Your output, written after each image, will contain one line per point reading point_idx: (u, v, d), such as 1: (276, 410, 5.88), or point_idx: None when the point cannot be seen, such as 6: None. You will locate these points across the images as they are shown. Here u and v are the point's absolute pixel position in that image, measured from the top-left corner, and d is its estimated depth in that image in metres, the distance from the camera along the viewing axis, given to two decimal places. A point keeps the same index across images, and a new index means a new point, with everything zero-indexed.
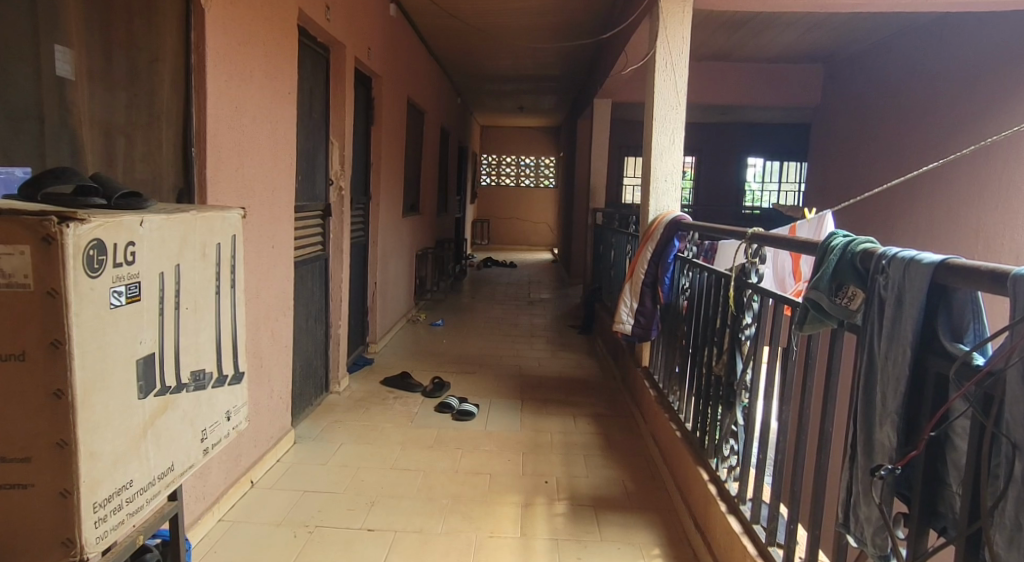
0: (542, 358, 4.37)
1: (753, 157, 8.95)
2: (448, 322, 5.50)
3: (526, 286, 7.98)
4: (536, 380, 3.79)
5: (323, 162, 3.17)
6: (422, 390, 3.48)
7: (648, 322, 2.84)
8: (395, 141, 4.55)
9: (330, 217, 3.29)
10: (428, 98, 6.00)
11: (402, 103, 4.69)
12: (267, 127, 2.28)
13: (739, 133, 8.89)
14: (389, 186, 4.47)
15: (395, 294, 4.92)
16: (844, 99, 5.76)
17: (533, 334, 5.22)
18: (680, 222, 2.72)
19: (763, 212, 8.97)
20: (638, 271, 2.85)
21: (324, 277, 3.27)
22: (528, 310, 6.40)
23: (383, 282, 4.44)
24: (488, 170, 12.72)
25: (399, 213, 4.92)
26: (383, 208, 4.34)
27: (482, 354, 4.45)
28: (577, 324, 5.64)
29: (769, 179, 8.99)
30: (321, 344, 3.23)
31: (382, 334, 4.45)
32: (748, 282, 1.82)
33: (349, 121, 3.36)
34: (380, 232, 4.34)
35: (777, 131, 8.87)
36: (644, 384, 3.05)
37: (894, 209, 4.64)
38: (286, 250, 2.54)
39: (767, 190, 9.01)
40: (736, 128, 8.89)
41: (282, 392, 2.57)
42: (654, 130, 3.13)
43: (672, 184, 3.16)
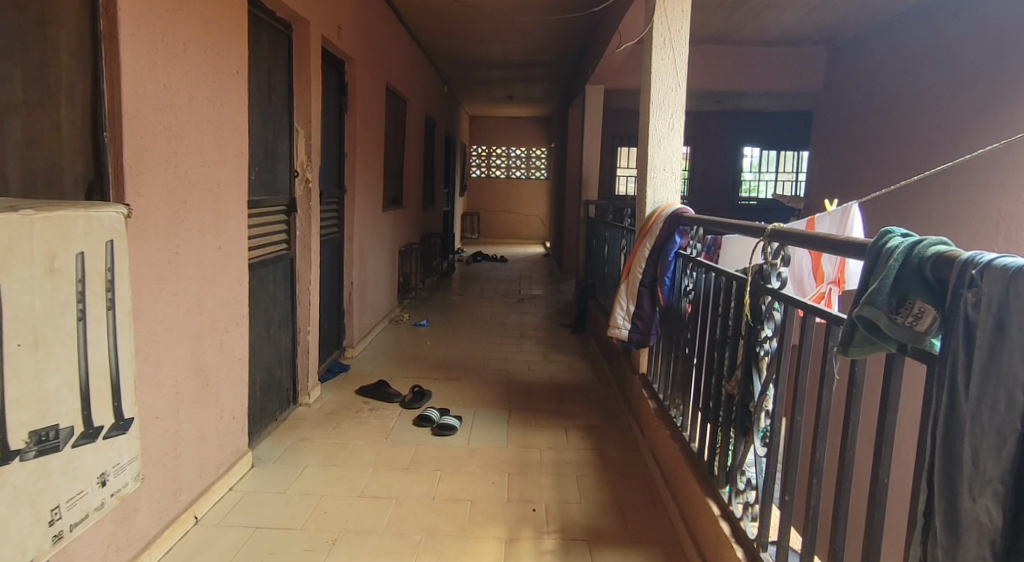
0: (533, 362, 4.09)
1: (749, 146, 8.69)
2: (433, 322, 5.22)
3: (517, 281, 7.69)
4: (526, 387, 3.51)
5: (286, 152, 2.87)
6: (400, 401, 3.20)
7: (646, 326, 2.58)
8: (372, 131, 4.25)
9: (296, 213, 3.00)
10: (411, 85, 5.69)
11: (380, 89, 4.38)
12: (208, 111, 1.98)
13: (735, 121, 8.61)
14: (367, 180, 4.17)
15: (376, 294, 4.63)
16: (849, 83, 5.49)
17: (523, 334, 4.94)
18: (681, 215, 2.43)
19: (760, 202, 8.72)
20: (635, 269, 2.58)
21: (290, 279, 2.97)
22: (518, 307, 6.12)
23: (361, 281, 4.16)
24: (478, 161, 12.42)
25: (379, 208, 4.62)
26: (359, 202, 4.04)
27: (468, 358, 4.16)
28: (570, 322, 5.37)
29: (765, 168, 8.75)
30: (287, 353, 2.95)
31: (361, 337, 4.17)
32: (768, 287, 1.53)
33: (317, 107, 3.06)
34: (357, 228, 4.04)
35: (774, 119, 8.61)
36: (642, 394, 2.77)
37: (905, 198, 4.39)
38: (237, 252, 2.25)
39: (763, 180, 8.77)
40: (732, 116, 8.62)
41: (235, 411, 2.28)
42: (651, 114, 2.83)
43: (671, 174, 2.88)
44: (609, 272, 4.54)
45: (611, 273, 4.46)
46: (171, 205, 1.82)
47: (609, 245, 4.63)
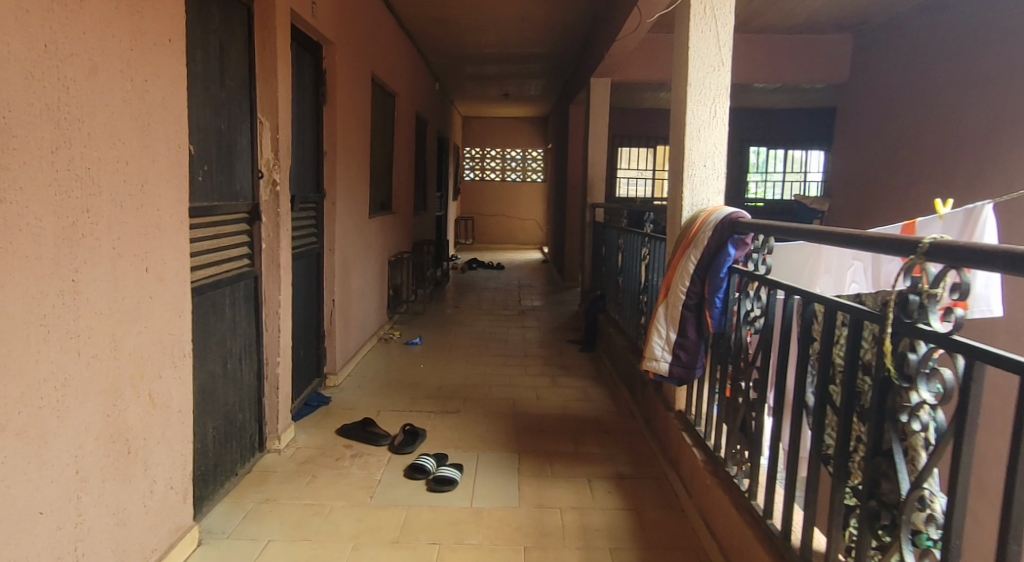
0: (540, 388, 3.59)
1: (756, 146, 8.25)
2: (427, 340, 4.71)
3: (515, 291, 7.19)
4: (537, 423, 3.01)
5: (245, 148, 2.36)
6: (389, 443, 2.70)
7: (690, 359, 2.10)
8: (356, 127, 3.74)
9: (260, 221, 2.49)
10: (400, 79, 5.20)
11: (364, 80, 3.88)
12: (122, 89, 1.47)
13: (742, 120, 8.20)
14: (350, 183, 3.67)
15: (362, 311, 4.12)
16: (880, 73, 5.05)
17: (527, 354, 4.45)
18: (739, 221, 1.95)
19: (767, 204, 8.28)
20: (677, 287, 2.10)
21: (254, 302, 2.46)
22: (519, 321, 5.61)
23: (344, 298, 3.65)
24: (472, 164, 11.94)
25: (365, 215, 4.12)
26: (341, 207, 3.53)
27: (467, 384, 3.66)
28: (577, 338, 4.88)
29: (772, 169, 8.28)
30: (251, 392, 2.44)
31: (345, 363, 3.66)
32: (920, 328, 1.05)
33: (286, 94, 2.55)
34: (339, 238, 3.54)
35: (781, 116, 8.19)
36: (683, 439, 2.28)
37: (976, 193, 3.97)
38: (173, 274, 1.74)
39: (770, 181, 8.30)
40: (738, 115, 8.21)
41: (174, 480, 1.76)
42: (688, 99, 2.35)
43: (713, 171, 2.40)
44: (624, 284, 4.05)
45: (627, 285, 3.96)
46: (64, 213, 1.30)
47: (623, 253, 4.13)
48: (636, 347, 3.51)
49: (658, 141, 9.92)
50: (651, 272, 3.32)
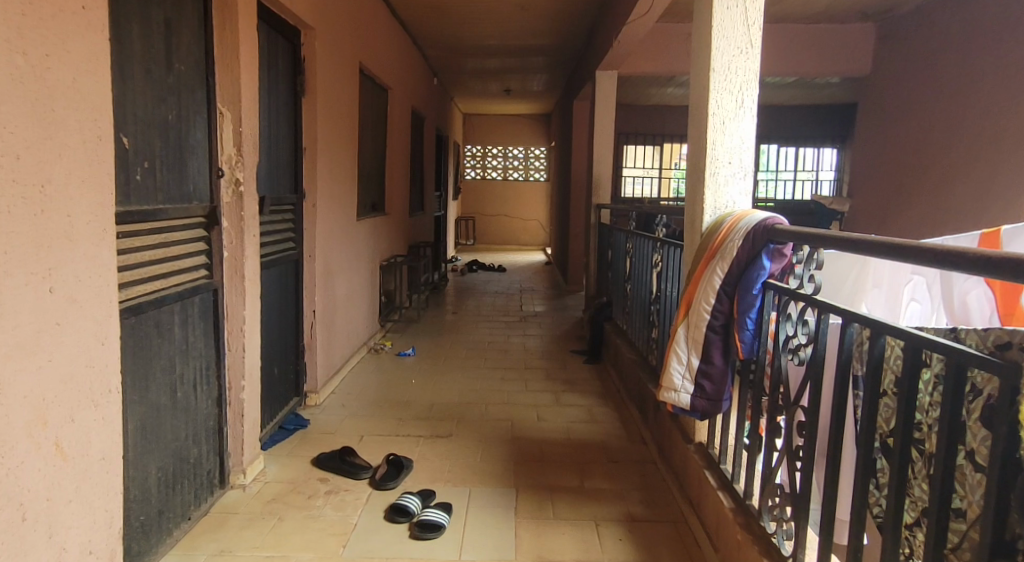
0: (542, 408, 3.28)
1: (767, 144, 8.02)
2: (420, 351, 4.40)
3: (517, 295, 6.88)
4: (537, 451, 2.70)
5: (200, 142, 2.06)
6: (370, 477, 2.39)
7: (716, 391, 1.78)
8: (341, 121, 3.44)
9: (220, 226, 2.18)
10: (393, 71, 4.89)
11: (350, 71, 3.57)
12: (8, 65, 1.17)
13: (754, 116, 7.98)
14: (333, 182, 3.36)
15: (350, 321, 3.84)
16: (907, 64, 4.71)
17: (528, 366, 4.13)
18: (774, 229, 1.63)
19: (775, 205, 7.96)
20: (700, 305, 1.79)
21: (212, 319, 2.15)
22: (520, 328, 5.30)
23: (327, 308, 3.35)
24: (473, 163, 11.63)
25: (353, 217, 3.82)
26: (323, 209, 3.22)
27: (462, 402, 3.35)
28: (582, 347, 4.56)
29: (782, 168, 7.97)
30: (209, 422, 2.13)
31: (329, 379, 3.37)
32: None
33: (251, 80, 2.24)
34: (322, 242, 3.23)
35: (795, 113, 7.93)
36: (707, 480, 1.95)
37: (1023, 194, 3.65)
38: (92, 294, 1.43)
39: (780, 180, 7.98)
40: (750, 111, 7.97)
41: (96, 542, 1.46)
42: (710, 86, 2.04)
43: (739, 170, 2.08)
44: (633, 292, 3.74)
45: (636, 293, 3.65)
46: None
47: (632, 258, 3.82)
48: (647, 363, 3.19)
49: (664, 138, 9.64)
50: (664, 281, 3.01)
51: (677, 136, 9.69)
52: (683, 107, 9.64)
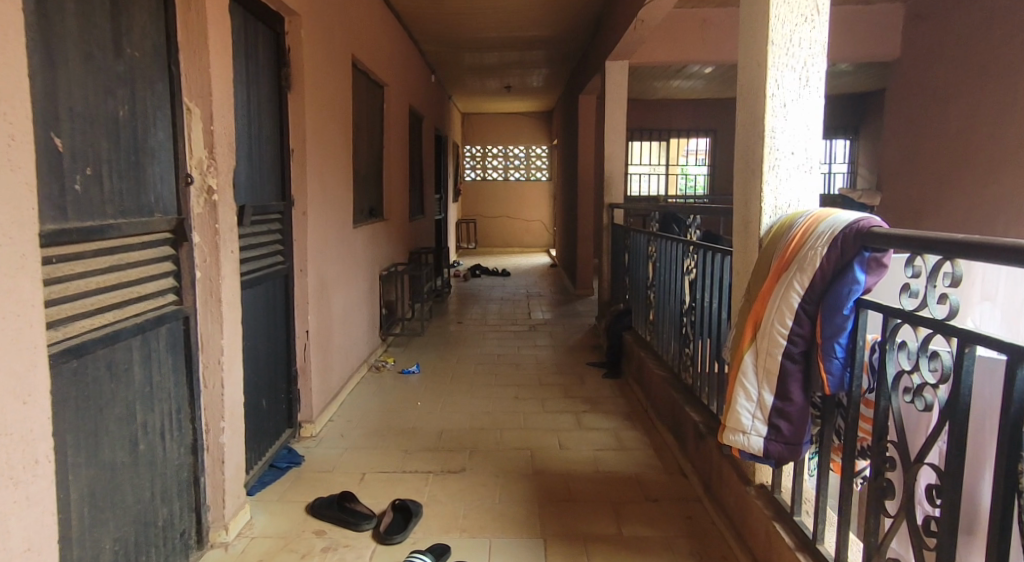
0: (562, 432, 2.96)
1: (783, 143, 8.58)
2: (425, 367, 4.08)
3: (524, 301, 6.56)
4: (563, 488, 2.37)
5: (162, 143, 1.72)
6: (374, 528, 2.06)
7: (796, 434, 1.45)
8: (332, 118, 3.10)
9: (191, 242, 1.85)
10: (388, 66, 4.56)
11: (341, 63, 3.24)
12: None
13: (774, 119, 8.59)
14: (326, 188, 3.03)
15: (348, 340, 3.51)
16: (940, 46, 4.40)
17: (542, 381, 3.81)
18: (870, 232, 1.30)
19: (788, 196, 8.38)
20: (772, 328, 1.46)
21: (184, 353, 1.82)
22: (530, 338, 4.97)
23: (323, 327, 3.02)
24: (472, 164, 11.32)
25: (348, 225, 3.49)
26: (314, 217, 2.89)
27: (474, 427, 3.03)
28: (599, 359, 4.24)
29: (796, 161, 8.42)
30: (182, 474, 1.80)
31: (326, 406, 3.05)
32: None
33: (225, 70, 1.91)
34: (314, 254, 2.90)
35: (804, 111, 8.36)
36: (779, 536, 1.62)
37: None
38: (6, 340, 1.10)
39: None
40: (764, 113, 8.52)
41: None
42: (767, 62, 1.71)
43: (804, 161, 1.75)
44: (660, 298, 3.42)
45: (663, 301, 3.34)
46: None
47: (656, 261, 3.51)
48: (681, 381, 2.87)
49: (670, 133, 9.51)
50: (700, 289, 2.69)
51: (683, 130, 9.52)
52: (688, 101, 9.41)
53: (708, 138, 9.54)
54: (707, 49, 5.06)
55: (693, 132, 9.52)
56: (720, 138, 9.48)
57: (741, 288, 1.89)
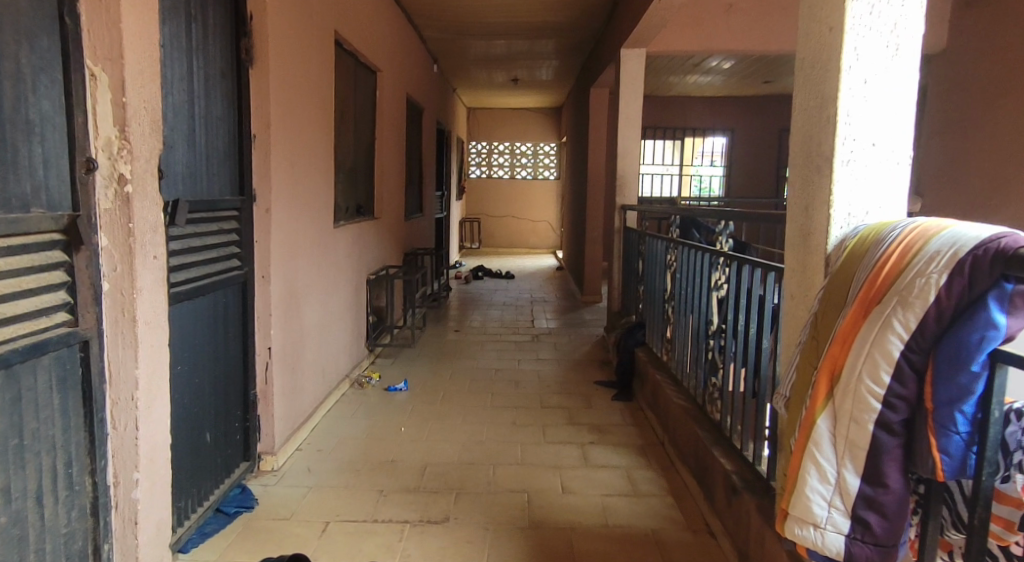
0: (565, 470, 2.55)
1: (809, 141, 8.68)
2: (414, 384, 3.68)
3: (527, 308, 6.15)
4: (563, 548, 1.96)
5: (49, 117, 1.32)
6: None
7: (893, 535, 1.03)
8: (306, 101, 2.69)
9: (93, 245, 1.44)
10: (381, 49, 4.17)
11: (320, 39, 2.84)
12: None
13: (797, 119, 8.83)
14: (297, 181, 2.63)
15: (324, 355, 3.12)
16: (998, 36, 3.95)
17: (543, 403, 3.40)
18: (1018, 255, 0.88)
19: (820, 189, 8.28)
20: (860, 386, 1.04)
21: (83, 388, 1.42)
22: (533, 350, 4.56)
23: (291, 343, 2.63)
24: (478, 161, 10.92)
25: (327, 225, 3.09)
26: (281, 215, 2.49)
27: (463, 461, 2.62)
28: (608, 378, 3.83)
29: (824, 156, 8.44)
30: (73, 545, 1.40)
31: (293, 433, 2.66)
32: None
33: (143, 27, 1.50)
34: (280, 258, 2.50)
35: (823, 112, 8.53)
36: None
37: None
38: None
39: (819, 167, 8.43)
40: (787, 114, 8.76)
41: None
42: (843, 26, 1.28)
43: (890, 157, 1.33)
44: (681, 316, 2.99)
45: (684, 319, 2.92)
46: None
47: (677, 272, 3.08)
48: (708, 416, 2.46)
49: (685, 132, 9.08)
50: (732, 311, 2.27)
51: (698, 128, 9.09)
52: (705, 97, 8.97)
53: (725, 137, 9.10)
54: (731, 37, 4.64)
55: (710, 131, 9.09)
56: (737, 136, 9.05)
57: (798, 318, 1.47)
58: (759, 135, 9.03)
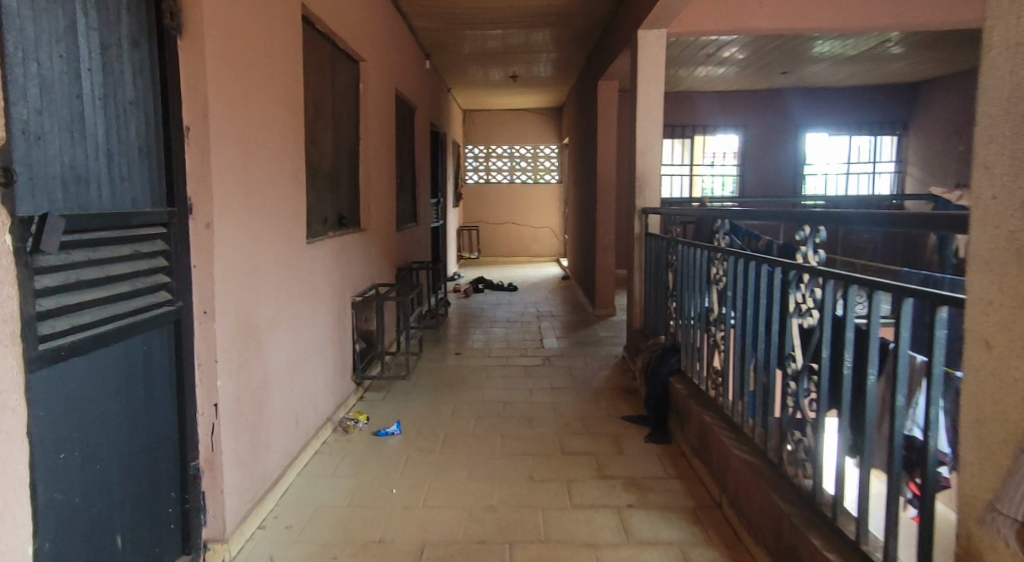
0: (602, 551, 1.97)
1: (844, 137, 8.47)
2: (408, 425, 3.11)
3: (534, 324, 5.58)
4: None
5: None
6: None
7: None
8: (263, 85, 2.15)
9: None
10: (363, 35, 3.65)
11: (281, 9, 2.30)
12: None
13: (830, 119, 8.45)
14: (252, 186, 2.08)
15: (297, 400, 2.55)
16: None
17: (563, 447, 2.84)
18: None
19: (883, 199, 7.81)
20: None
21: None
22: (545, 376, 3.99)
23: (250, 394, 2.07)
24: (475, 165, 10.39)
25: (297, 240, 2.53)
26: (230, 229, 1.93)
27: (469, 540, 2.05)
28: (637, 412, 3.27)
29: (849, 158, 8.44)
30: None
31: (253, 508, 2.09)
32: None
33: None
34: (229, 287, 1.93)
35: (864, 109, 8.36)
36: None
37: None
38: None
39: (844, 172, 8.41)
40: (822, 113, 8.44)
41: None
42: None
43: None
44: (739, 343, 2.43)
45: (744, 349, 2.35)
46: None
47: (729, 288, 2.51)
48: (790, 482, 1.88)
49: (695, 130, 8.59)
50: (830, 345, 1.70)
51: (708, 125, 8.59)
52: (714, 92, 8.49)
53: (737, 135, 8.60)
54: (759, 16, 4.13)
55: (720, 128, 8.59)
56: (750, 134, 8.53)
57: (1022, 385, 0.90)
58: (773, 131, 8.52)
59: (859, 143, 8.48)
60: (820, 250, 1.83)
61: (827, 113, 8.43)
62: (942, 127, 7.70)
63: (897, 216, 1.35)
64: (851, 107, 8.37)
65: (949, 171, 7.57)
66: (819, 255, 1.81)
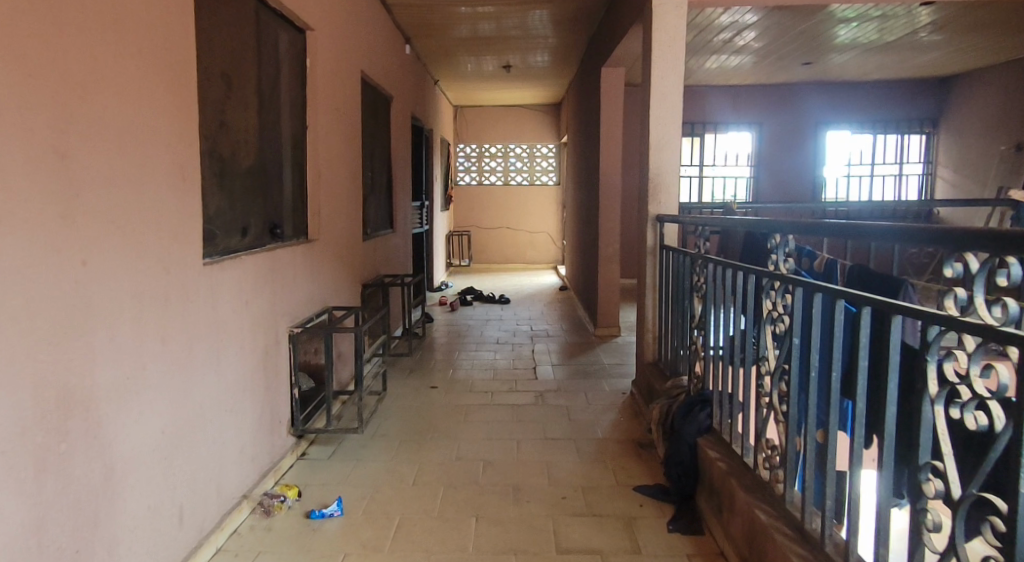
0: None
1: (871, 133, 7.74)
2: (352, 502, 2.35)
3: (527, 346, 4.84)
4: None
5: None
6: None
7: None
8: (99, 24, 1.39)
9: None
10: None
11: None
12: None
13: (859, 114, 7.70)
14: (70, 176, 1.32)
15: (178, 488, 1.78)
16: None
17: (560, 540, 2.09)
18: None
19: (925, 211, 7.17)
20: None
21: None
22: (536, 420, 3.24)
23: (61, 510, 1.30)
24: (467, 166, 9.67)
25: (180, 260, 1.77)
26: (12, 251, 1.17)
27: None
28: (656, 481, 2.51)
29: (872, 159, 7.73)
30: None
31: None
32: None
33: None
34: (11, 349, 1.17)
35: (894, 105, 7.64)
36: None
37: None
38: None
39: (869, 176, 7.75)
40: (847, 109, 7.71)
41: None
42: None
43: None
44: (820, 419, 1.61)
45: (833, 429, 1.55)
46: None
47: (797, 334, 1.70)
48: None
49: (705, 127, 7.89)
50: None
51: (719, 123, 7.88)
52: (726, 86, 7.79)
53: (751, 133, 7.89)
54: None
55: (734, 126, 7.88)
56: (766, 132, 7.80)
57: None
58: (791, 129, 7.80)
59: (884, 142, 7.73)
60: (1003, 298, 0.96)
61: (851, 109, 7.71)
62: (980, 126, 6.96)
63: (979, 230, 0.95)
64: (876, 103, 7.66)
65: (990, 175, 6.82)
66: (1003, 307, 0.95)
